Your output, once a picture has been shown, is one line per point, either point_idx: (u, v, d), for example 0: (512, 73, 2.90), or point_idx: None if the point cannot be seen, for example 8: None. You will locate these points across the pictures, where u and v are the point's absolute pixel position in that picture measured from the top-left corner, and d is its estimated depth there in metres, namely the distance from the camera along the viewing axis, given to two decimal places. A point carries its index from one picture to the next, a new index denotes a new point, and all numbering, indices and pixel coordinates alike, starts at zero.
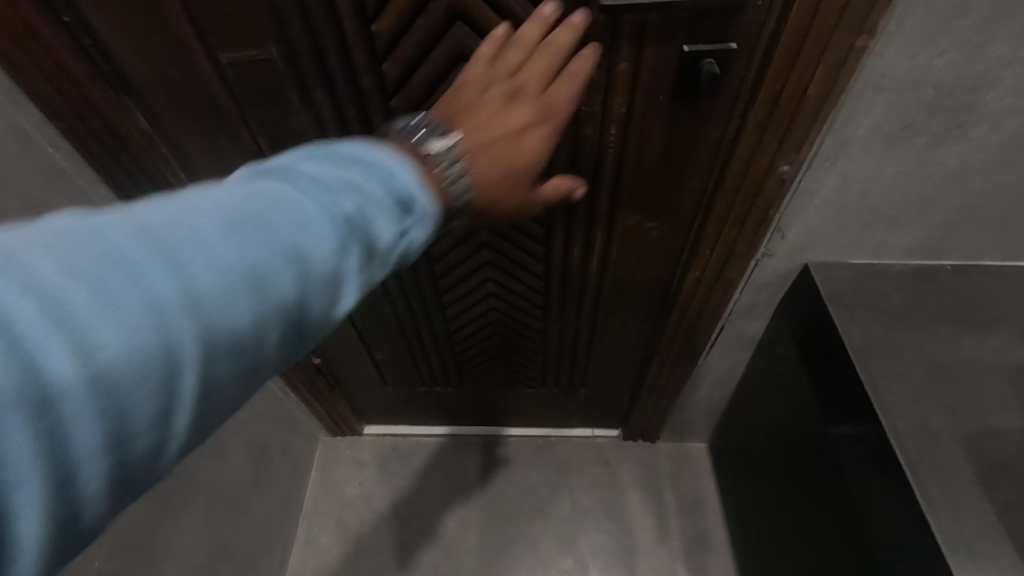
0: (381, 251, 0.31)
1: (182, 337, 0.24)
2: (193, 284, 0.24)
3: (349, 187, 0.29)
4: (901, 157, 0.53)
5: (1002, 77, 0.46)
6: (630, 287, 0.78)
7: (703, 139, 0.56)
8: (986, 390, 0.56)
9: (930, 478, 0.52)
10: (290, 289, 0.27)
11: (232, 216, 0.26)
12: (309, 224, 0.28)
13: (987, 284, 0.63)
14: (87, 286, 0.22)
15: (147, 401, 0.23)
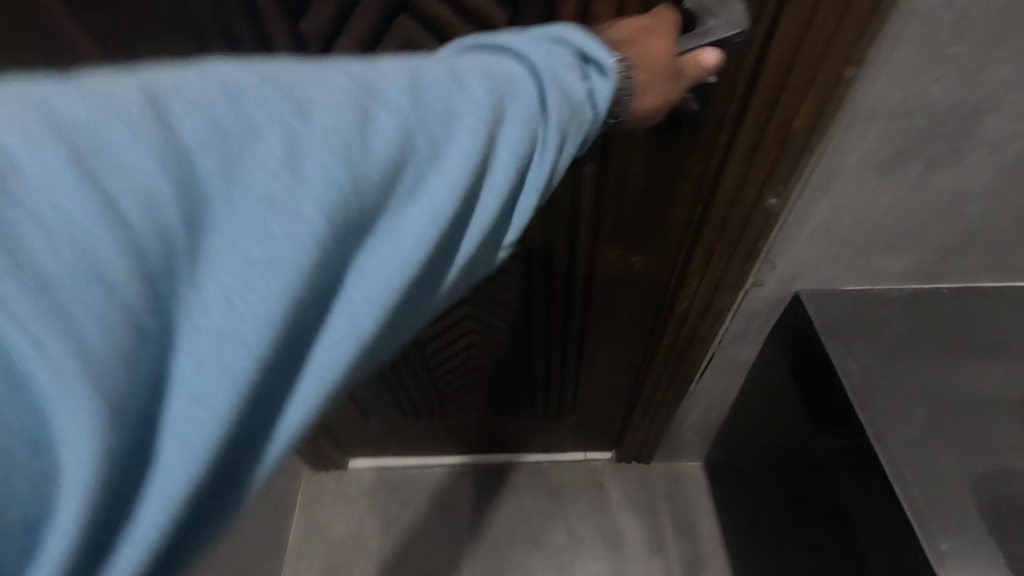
0: (584, 120, 0.33)
1: (453, 170, 0.27)
2: (459, 122, 0.27)
3: (556, 57, 0.32)
4: (896, 185, 0.50)
5: (1000, 103, 0.43)
6: (617, 316, 0.74)
7: (686, 171, 0.54)
8: (994, 426, 0.53)
9: (940, 530, 0.48)
10: (525, 140, 0.30)
11: (480, 70, 0.29)
12: (528, 83, 0.30)
13: (987, 307, 0.60)
14: (394, 114, 0.26)
15: (429, 227, 0.26)
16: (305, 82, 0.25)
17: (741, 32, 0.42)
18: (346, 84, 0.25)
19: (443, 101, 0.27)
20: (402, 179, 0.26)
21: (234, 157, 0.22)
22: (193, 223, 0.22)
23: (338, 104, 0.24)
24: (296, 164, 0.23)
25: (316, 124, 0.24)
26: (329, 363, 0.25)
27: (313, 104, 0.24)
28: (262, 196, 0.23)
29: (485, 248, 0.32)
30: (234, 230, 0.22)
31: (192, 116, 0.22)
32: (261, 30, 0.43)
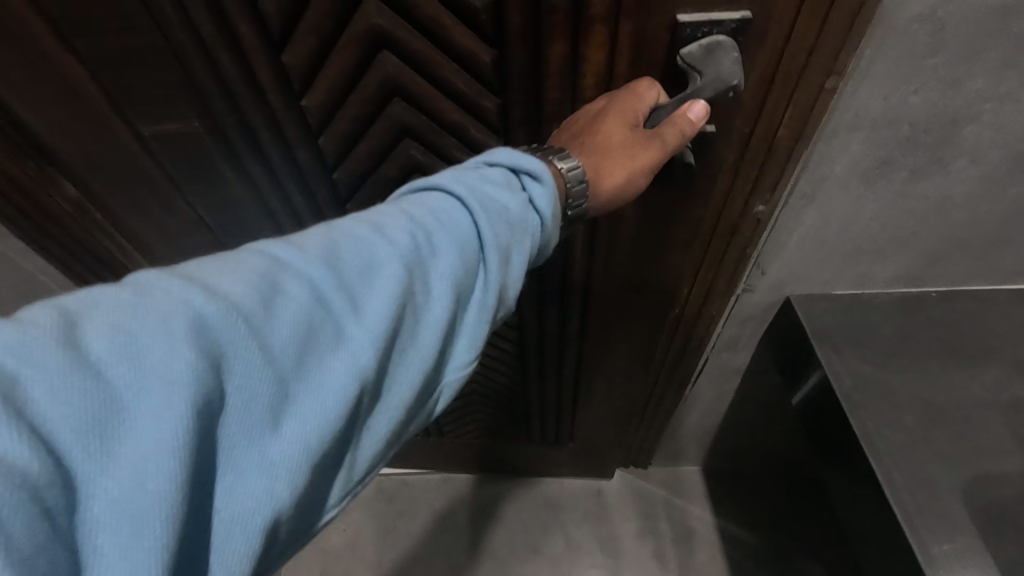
0: (526, 233, 0.37)
1: (379, 315, 0.30)
2: (381, 271, 0.31)
3: (482, 186, 0.36)
4: (881, 193, 0.51)
5: (979, 112, 0.44)
6: (613, 350, 0.74)
7: (687, 217, 0.54)
8: (984, 429, 0.53)
9: (932, 538, 0.48)
10: (455, 269, 0.33)
11: (399, 220, 0.33)
12: (461, 215, 0.35)
13: (974, 312, 0.61)
14: (305, 281, 0.29)
15: (349, 374, 0.29)
16: (217, 273, 0.28)
17: (732, 87, 0.39)
18: (259, 266, 0.29)
19: (362, 258, 0.31)
20: (320, 338, 0.29)
21: (140, 355, 0.24)
22: (100, 426, 0.23)
23: (253, 283, 0.28)
24: (206, 343, 0.25)
25: (228, 302, 0.26)
26: (258, 520, 0.26)
27: (227, 287, 0.27)
28: (173, 380, 0.24)
29: (432, 380, 0.34)
30: (142, 420, 0.23)
31: (100, 332, 0.24)
32: (247, 59, 0.45)
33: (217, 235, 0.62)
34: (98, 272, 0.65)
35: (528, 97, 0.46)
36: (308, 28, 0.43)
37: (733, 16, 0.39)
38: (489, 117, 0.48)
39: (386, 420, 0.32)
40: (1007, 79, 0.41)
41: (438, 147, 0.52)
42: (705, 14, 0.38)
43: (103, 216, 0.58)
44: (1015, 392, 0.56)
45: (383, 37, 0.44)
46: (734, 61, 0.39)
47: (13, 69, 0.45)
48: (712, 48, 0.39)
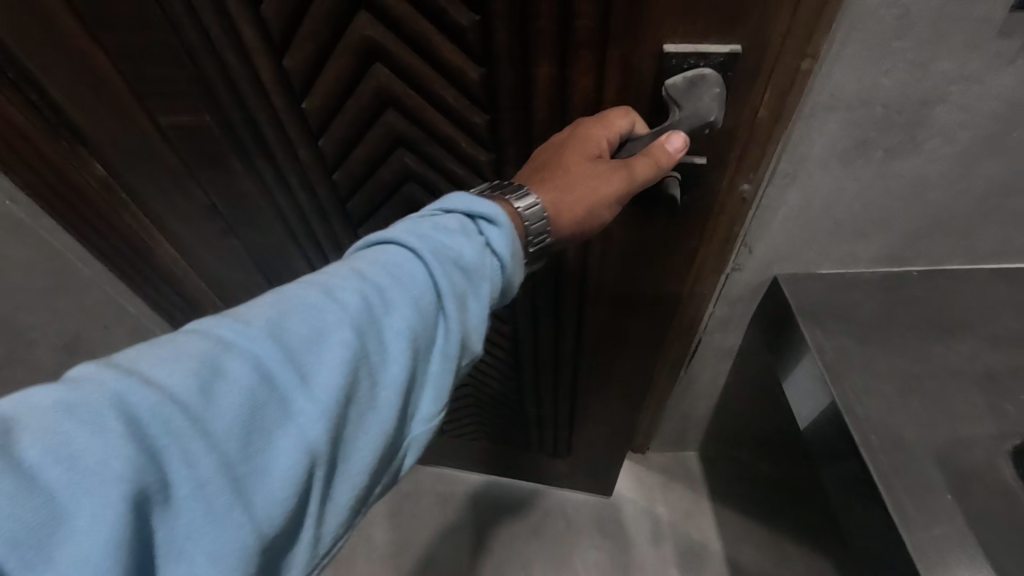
0: (485, 278, 0.39)
1: (329, 384, 0.32)
2: (330, 338, 0.33)
3: (436, 237, 0.38)
4: (860, 171, 0.54)
5: (947, 93, 0.46)
6: (609, 370, 0.79)
7: (680, 249, 0.58)
8: (958, 396, 0.56)
9: (906, 495, 0.51)
10: (411, 325, 0.36)
11: (349, 285, 0.36)
12: (417, 267, 0.37)
13: (955, 289, 0.63)
14: (249, 360, 0.31)
15: (299, 448, 0.31)
16: (157, 364, 0.30)
17: (708, 123, 0.44)
18: (202, 349, 0.31)
19: (310, 327, 0.33)
20: (269, 416, 0.31)
21: (77, 458, 0.26)
22: (40, 535, 0.25)
23: (195, 367, 0.30)
24: (146, 438, 0.27)
25: (167, 393, 0.29)
26: None
27: (169, 376, 0.29)
28: (112, 480, 0.26)
29: (395, 436, 0.37)
30: (83, 523, 0.25)
31: (35, 442, 0.26)
32: (251, 63, 0.48)
33: (230, 225, 0.65)
34: (121, 256, 0.69)
35: (516, 114, 0.48)
36: (308, 38, 0.46)
37: (721, 50, 0.41)
38: (478, 130, 0.50)
39: (344, 484, 0.34)
40: (971, 61, 0.44)
41: (431, 158, 0.54)
42: (693, 45, 0.41)
43: (129, 199, 0.63)
44: (991, 363, 0.58)
45: (375, 49, 0.46)
46: (714, 96, 0.43)
47: (49, 58, 0.49)
48: (697, 81, 0.42)
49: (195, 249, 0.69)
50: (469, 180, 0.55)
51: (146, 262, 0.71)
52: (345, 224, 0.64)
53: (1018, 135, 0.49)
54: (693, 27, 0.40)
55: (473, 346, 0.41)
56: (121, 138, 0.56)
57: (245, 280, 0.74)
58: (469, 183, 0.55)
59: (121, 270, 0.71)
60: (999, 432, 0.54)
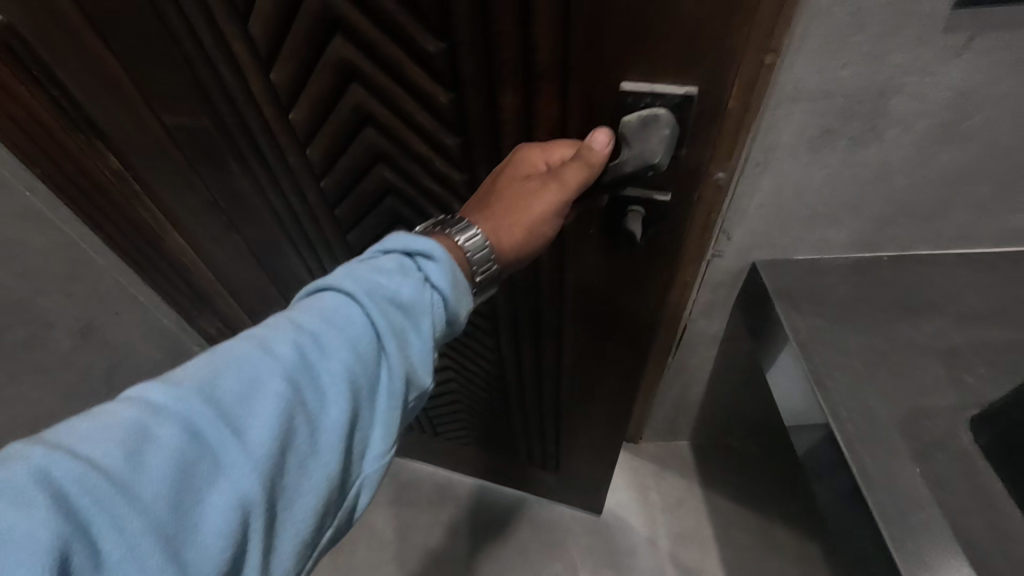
0: (425, 313, 0.43)
1: (261, 435, 0.36)
2: (261, 390, 0.37)
3: (371, 278, 0.42)
4: (827, 159, 0.57)
5: (902, 84, 0.50)
6: (592, 389, 0.81)
7: (654, 281, 0.61)
8: (922, 371, 0.60)
9: (870, 461, 0.55)
10: (348, 369, 0.40)
11: (282, 340, 0.39)
12: (353, 310, 0.41)
13: (923, 272, 0.67)
14: (178, 421, 0.34)
15: (229, 501, 0.34)
16: (88, 437, 0.33)
17: (649, 166, 0.44)
18: (133, 417, 0.34)
19: (241, 383, 0.37)
20: (199, 474, 0.34)
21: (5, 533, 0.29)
22: None
23: (123, 437, 0.33)
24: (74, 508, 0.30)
25: (94, 463, 0.32)
26: None
27: (99, 449, 0.32)
28: (32, 552, 0.28)
29: (344, 474, 0.41)
30: None
31: None
32: (243, 73, 0.51)
33: (232, 222, 0.69)
34: (134, 245, 0.73)
35: (488, 135, 0.49)
36: (294, 55, 0.48)
37: (677, 91, 0.42)
38: (450, 150, 0.52)
39: (287, 528, 0.37)
40: (922, 54, 0.48)
41: (408, 173, 0.56)
42: (650, 83, 0.42)
43: (142, 190, 0.66)
44: (954, 340, 0.62)
45: (353, 69, 0.48)
46: (661, 139, 0.44)
47: (66, 59, 0.53)
48: (650, 121, 0.43)
49: (202, 242, 0.73)
50: (447, 198, 0.57)
51: (156, 252, 0.75)
52: (334, 228, 0.66)
53: (971, 123, 0.53)
54: (651, 68, 0.41)
55: (423, 378, 0.44)
56: (133, 133, 0.59)
57: (248, 272, 0.77)
58: (446, 200, 0.58)
59: (133, 259, 0.75)
60: (958, 404, 0.57)
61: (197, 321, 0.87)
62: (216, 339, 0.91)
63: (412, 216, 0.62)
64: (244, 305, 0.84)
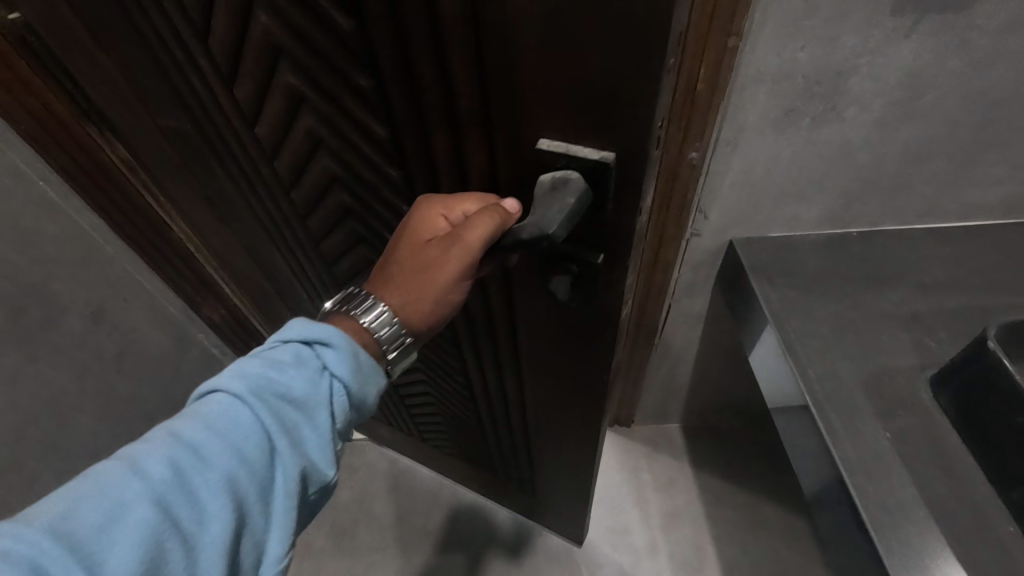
0: (321, 405, 0.44)
1: (126, 568, 0.35)
2: (130, 515, 0.36)
3: (264, 373, 0.43)
4: (792, 137, 0.61)
5: (857, 65, 0.54)
6: (554, 425, 0.79)
7: (600, 342, 0.57)
8: (887, 335, 0.64)
9: (836, 416, 0.59)
10: (233, 478, 0.40)
11: (155, 458, 0.39)
12: (241, 412, 0.42)
13: (889, 245, 0.71)
14: (26, 563, 0.32)
15: None
16: None
17: (544, 238, 0.40)
18: None
19: (106, 510, 0.36)
20: None
21: None
22: None
23: None
24: None
25: None
26: None
27: None
28: None
29: None
30: None
31: None
32: (211, 86, 0.52)
33: (223, 219, 0.72)
34: (140, 233, 0.77)
35: (427, 173, 0.49)
36: (249, 80, 0.49)
37: (592, 155, 0.38)
38: (395, 180, 0.51)
39: None
40: (873, 36, 0.51)
41: (363, 199, 0.57)
42: (567, 145, 0.38)
43: (147, 178, 0.70)
44: (917, 306, 0.66)
45: (300, 95, 0.48)
46: (563, 208, 0.39)
47: (74, 57, 0.56)
48: (560, 185, 0.39)
49: (201, 232, 0.76)
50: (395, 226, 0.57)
51: (162, 241, 0.78)
52: (308, 236, 0.68)
53: (924, 101, 0.57)
54: (566, 127, 0.37)
55: (323, 471, 0.45)
56: (133, 127, 0.62)
57: (241, 264, 0.80)
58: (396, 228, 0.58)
59: (138, 248, 0.78)
60: (919, 363, 0.61)
61: (205, 310, 0.91)
62: (219, 327, 0.95)
63: (369, 238, 0.63)
64: (246, 292, 0.87)
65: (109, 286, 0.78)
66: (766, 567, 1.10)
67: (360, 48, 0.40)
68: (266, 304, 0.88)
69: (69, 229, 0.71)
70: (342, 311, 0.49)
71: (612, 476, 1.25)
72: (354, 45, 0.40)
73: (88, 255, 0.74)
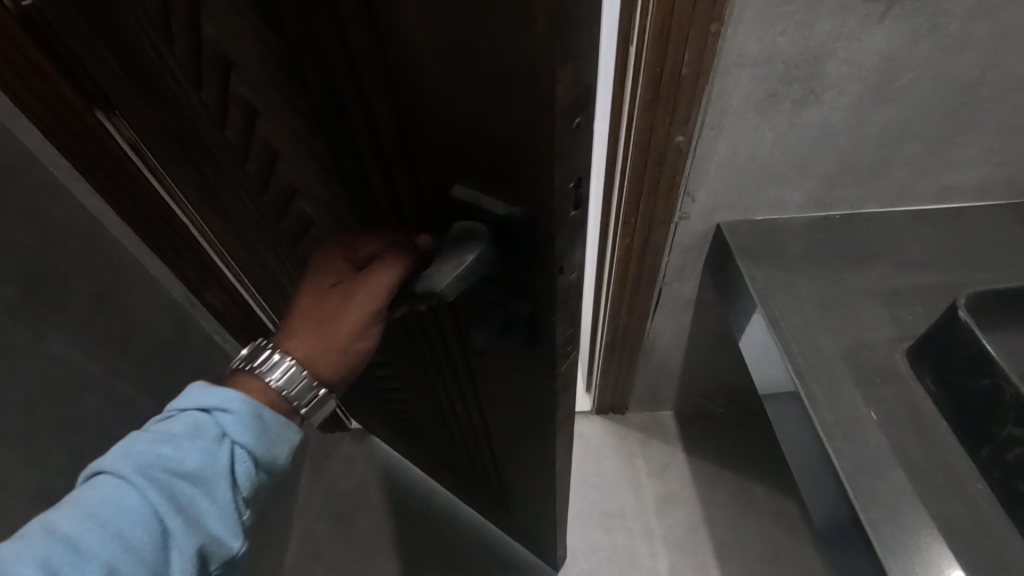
0: (218, 476, 0.48)
1: None
2: None
3: (157, 449, 0.47)
4: (773, 121, 0.64)
5: (834, 50, 0.57)
6: (517, 455, 0.78)
7: (544, 391, 0.55)
8: (866, 311, 0.67)
9: (816, 383, 0.62)
10: (120, 560, 0.43)
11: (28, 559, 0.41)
12: (129, 497, 0.45)
13: (870, 228, 0.74)
14: None
15: None
16: None
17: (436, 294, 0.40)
18: None
19: None
20: None
21: None
22: None
23: None
24: None
25: None
26: None
27: None
28: None
29: None
30: None
31: None
32: (179, 84, 0.50)
33: (217, 207, 0.73)
34: (147, 217, 0.79)
35: (367, 198, 0.47)
36: (203, 92, 0.48)
37: (496, 209, 0.38)
38: (343, 199, 0.50)
39: None
40: (848, 20, 0.54)
41: (321, 211, 0.56)
42: (478, 195, 0.38)
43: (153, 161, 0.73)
44: (895, 284, 0.69)
45: (252, 107, 0.46)
46: (456, 267, 0.39)
47: (77, 43, 0.57)
48: (464, 236, 0.40)
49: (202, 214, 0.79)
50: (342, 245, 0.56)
51: (164, 225, 0.82)
52: (283, 237, 0.68)
53: (899, 84, 0.60)
54: (476, 175, 0.37)
55: (223, 540, 0.49)
56: (132, 114, 0.64)
57: (236, 249, 0.83)
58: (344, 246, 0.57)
59: (141, 231, 0.81)
60: (897, 335, 0.64)
61: (206, 295, 0.94)
62: (218, 311, 0.98)
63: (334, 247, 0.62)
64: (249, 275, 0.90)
65: (113, 272, 0.78)
66: (758, 547, 1.13)
67: (285, 72, 0.39)
68: (264, 288, 0.90)
69: (75, 211, 0.73)
70: (247, 369, 0.52)
71: (608, 462, 1.27)
72: (282, 68, 0.39)
73: (93, 237, 0.75)
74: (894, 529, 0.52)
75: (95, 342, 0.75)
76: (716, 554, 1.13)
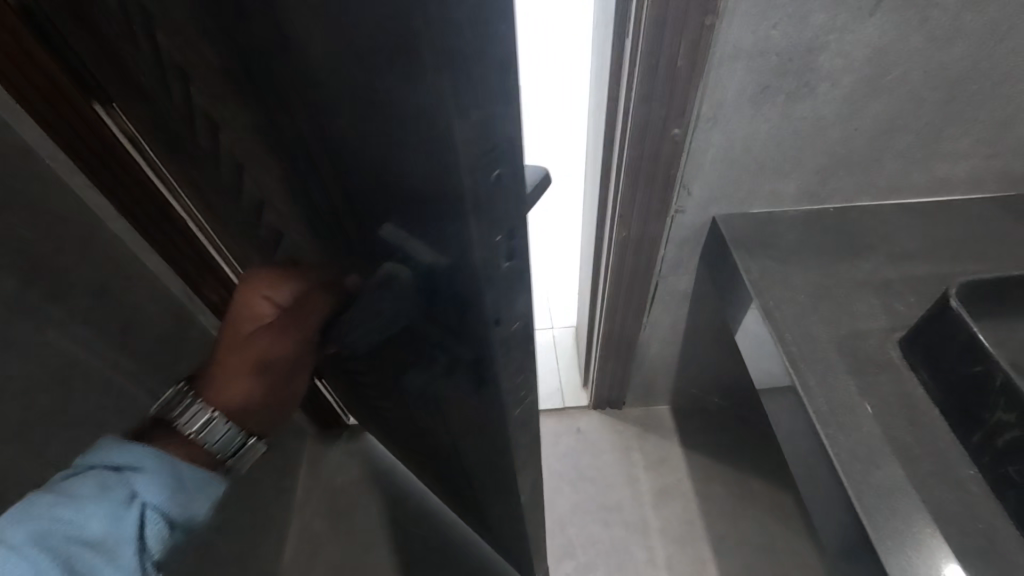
0: (127, 540, 0.40)
1: None
2: None
3: (55, 512, 0.39)
4: (768, 113, 0.65)
5: (826, 43, 0.57)
6: (485, 489, 0.76)
7: (500, 428, 0.53)
8: (859, 301, 0.68)
9: (809, 369, 0.63)
10: None
11: None
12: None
13: (863, 221, 0.75)
14: None
15: None
16: None
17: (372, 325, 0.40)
18: None
19: None
20: None
21: None
22: None
23: None
24: None
25: None
26: None
27: None
28: None
29: None
30: None
31: None
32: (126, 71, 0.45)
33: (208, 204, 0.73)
34: (146, 211, 0.79)
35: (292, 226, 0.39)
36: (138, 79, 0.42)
37: (426, 254, 0.33)
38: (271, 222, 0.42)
39: None
40: (839, 14, 0.55)
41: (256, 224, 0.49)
42: (402, 239, 0.33)
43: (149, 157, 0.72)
44: (888, 275, 0.69)
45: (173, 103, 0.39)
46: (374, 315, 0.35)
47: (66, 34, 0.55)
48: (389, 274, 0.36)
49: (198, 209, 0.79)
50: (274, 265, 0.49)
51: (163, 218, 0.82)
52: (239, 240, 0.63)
53: (890, 77, 0.61)
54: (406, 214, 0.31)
55: None
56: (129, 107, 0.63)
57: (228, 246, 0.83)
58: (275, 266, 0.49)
59: (140, 226, 0.81)
60: (890, 325, 0.65)
61: (204, 292, 0.94)
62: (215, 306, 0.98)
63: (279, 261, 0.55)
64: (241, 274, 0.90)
65: (111, 266, 0.78)
66: (754, 539, 1.14)
67: (179, 85, 0.34)
68: None
69: (73, 205, 0.72)
70: (161, 421, 0.46)
71: (607, 457, 1.28)
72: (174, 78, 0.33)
73: (92, 231, 0.75)
74: (885, 513, 0.53)
75: (91, 336, 0.75)
76: (713, 547, 1.14)
